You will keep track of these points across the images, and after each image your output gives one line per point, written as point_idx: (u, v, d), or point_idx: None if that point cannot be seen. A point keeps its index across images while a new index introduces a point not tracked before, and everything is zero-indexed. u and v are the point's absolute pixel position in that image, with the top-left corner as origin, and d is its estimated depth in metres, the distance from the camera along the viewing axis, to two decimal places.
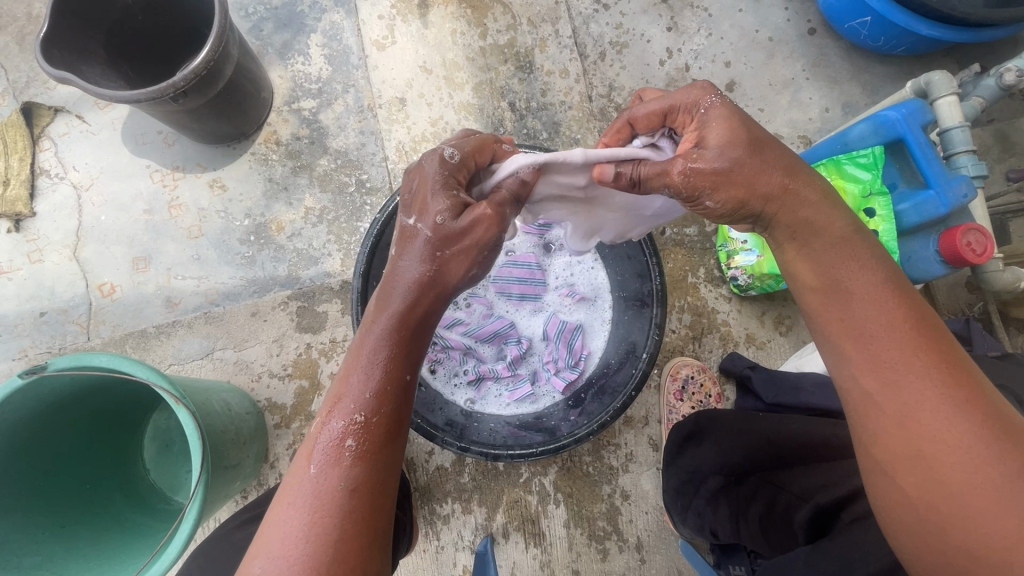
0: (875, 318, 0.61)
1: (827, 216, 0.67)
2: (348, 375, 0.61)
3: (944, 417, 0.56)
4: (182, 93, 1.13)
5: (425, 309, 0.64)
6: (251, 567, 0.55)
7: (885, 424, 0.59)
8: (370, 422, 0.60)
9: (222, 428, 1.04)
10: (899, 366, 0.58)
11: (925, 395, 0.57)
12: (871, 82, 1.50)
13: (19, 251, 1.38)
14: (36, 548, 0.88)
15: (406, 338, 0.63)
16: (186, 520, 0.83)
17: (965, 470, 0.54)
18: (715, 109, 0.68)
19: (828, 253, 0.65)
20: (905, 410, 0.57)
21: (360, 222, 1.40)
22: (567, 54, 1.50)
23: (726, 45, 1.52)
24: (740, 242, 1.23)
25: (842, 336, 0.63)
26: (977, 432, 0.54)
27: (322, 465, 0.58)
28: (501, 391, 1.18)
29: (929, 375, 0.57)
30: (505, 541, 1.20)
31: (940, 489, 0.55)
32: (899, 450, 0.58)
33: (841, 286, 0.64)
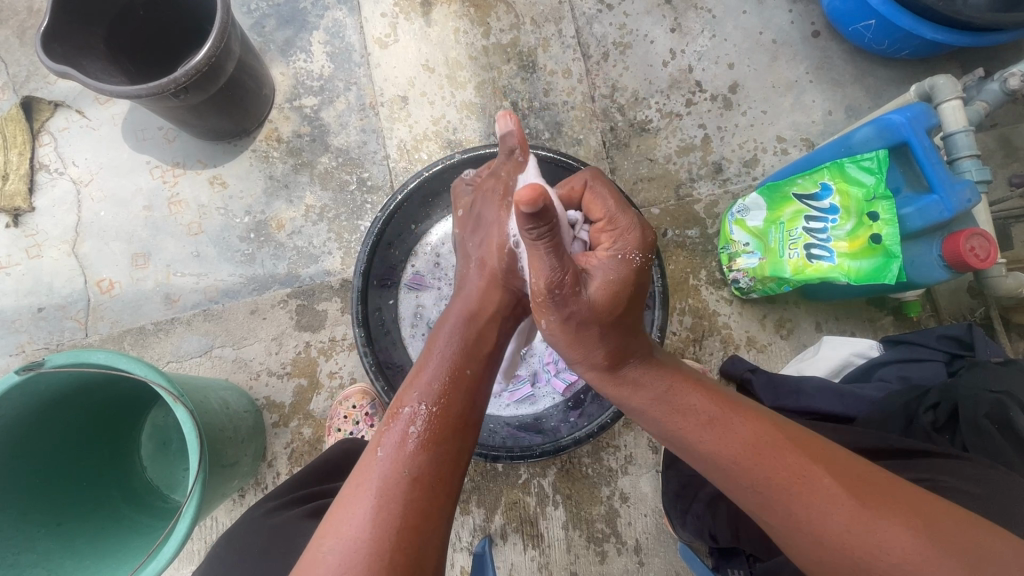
0: (716, 424, 0.65)
1: (649, 376, 0.70)
2: (420, 370, 0.68)
3: (831, 513, 0.55)
4: (183, 88, 1.13)
5: (489, 320, 0.77)
6: (318, 548, 0.53)
7: (782, 519, 0.58)
8: (439, 408, 0.63)
9: (220, 426, 1.03)
10: (761, 462, 0.60)
11: (803, 502, 0.57)
12: (875, 85, 1.49)
13: (17, 246, 1.38)
14: (32, 546, 0.87)
15: (479, 352, 0.72)
16: (184, 517, 0.82)
17: (886, 558, 0.51)
18: (631, 250, 0.67)
19: (676, 420, 0.66)
20: (808, 532, 0.56)
21: (361, 220, 1.39)
22: (569, 54, 1.50)
23: (729, 47, 1.52)
24: (742, 244, 1.22)
25: (717, 475, 0.64)
26: (859, 515, 0.54)
27: (390, 450, 0.59)
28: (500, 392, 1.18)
29: (793, 484, 0.58)
30: (503, 543, 1.19)
31: (856, 561, 0.53)
32: (838, 572, 0.54)
33: (684, 436, 0.66)
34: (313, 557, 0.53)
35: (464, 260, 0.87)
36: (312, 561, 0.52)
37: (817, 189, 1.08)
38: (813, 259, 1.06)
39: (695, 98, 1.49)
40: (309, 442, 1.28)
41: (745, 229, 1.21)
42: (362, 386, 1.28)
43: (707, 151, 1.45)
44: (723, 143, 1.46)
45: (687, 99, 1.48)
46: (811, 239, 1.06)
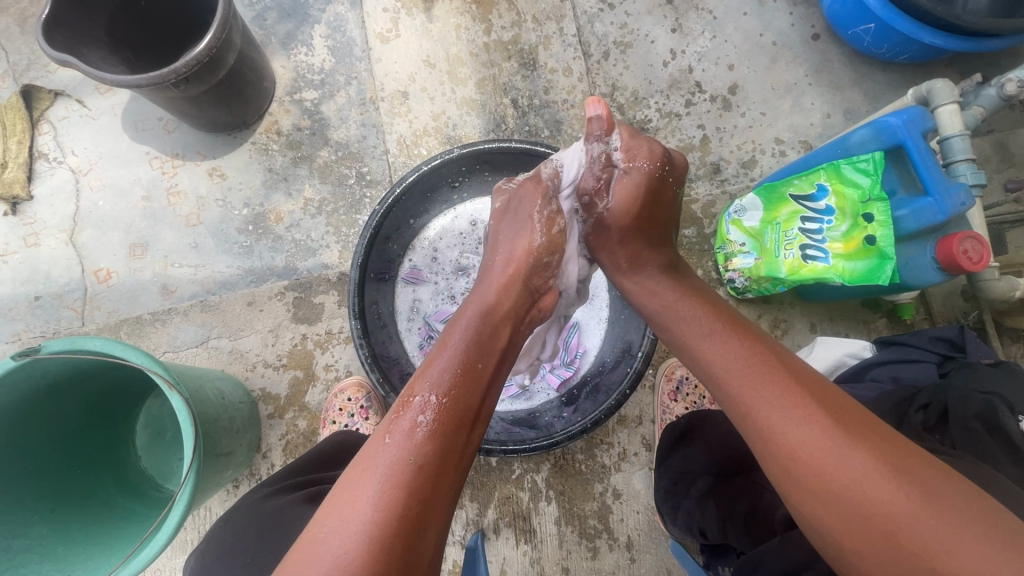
0: (699, 326, 0.73)
1: (665, 286, 0.81)
2: (432, 361, 0.70)
3: (800, 424, 0.58)
4: (183, 79, 1.13)
5: (504, 319, 0.77)
6: (319, 526, 0.55)
7: (754, 424, 0.62)
8: (447, 402, 0.65)
9: (215, 416, 1.03)
10: (747, 373, 0.65)
11: (784, 406, 0.60)
12: (873, 89, 1.50)
13: (15, 235, 1.38)
14: (25, 531, 0.88)
15: (489, 351, 0.72)
16: (177, 506, 0.82)
17: (838, 469, 0.55)
18: (646, 169, 0.85)
19: (674, 316, 0.77)
20: (779, 444, 0.59)
21: (359, 214, 1.39)
22: (570, 52, 1.50)
23: (729, 48, 1.52)
24: (739, 244, 1.23)
25: (707, 372, 0.70)
26: (837, 436, 0.56)
27: (399, 438, 0.61)
28: None
29: (781, 397, 0.61)
30: (495, 537, 1.20)
31: (809, 467, 0.56)
32: (799, 484, 0.57)
33: (691, 340, 0.73)
34: (314, 535, 0.55)
35: (491, 251, 0.87)
36: (312, 540, 0.54)
37: (813, 191, 1.08)
38: (808, 260, 1.07)
39: (695, 98, 1.49)
40: (304, 435, 1.28)
41: (742, 230, 1.22)
42: (357, 379, 1.28)
43: (705, 151, 1.46)
44: (721, 143, 1.47)
45: (686, 99, 1.49)
46: (807, 240, 1.07)
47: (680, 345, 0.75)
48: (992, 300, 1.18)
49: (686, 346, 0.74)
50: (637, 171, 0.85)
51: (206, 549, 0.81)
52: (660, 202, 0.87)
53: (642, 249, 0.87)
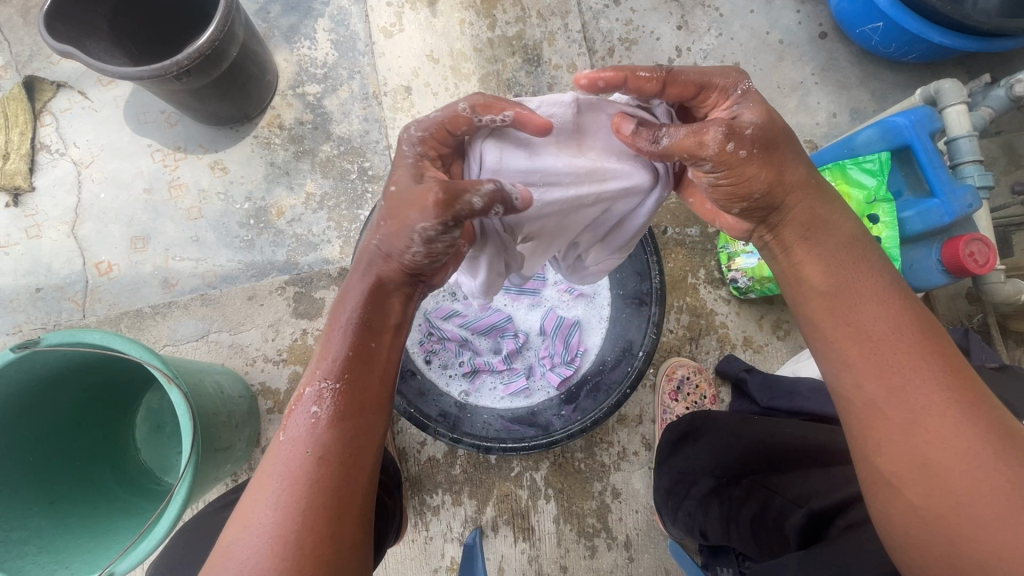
0: (868, 290, 0.62)
1: (838, 220, 0.66)
2: (321, 349, 0.61)
3: (959, 427, 0.55)
4: (185, 72, 1.12)
5: (393, 286, 0.64)
6: (226, 535, 0.56)
7: (896, 413, 0.57)
8: (341, 389, 0.60)
9: (214, 411, 1.03)
10: (909, 361, 0.58)
11: (939, 403, 0.56)
12: (880, 89, 1.49)
13: (17, 226, 1.38)
14: (24, 523, 0.87)
15: (377, 322, 0.63)
16: (175, 500, 0.83)
17: (984, 483, 0.53)
18: (752, 93, 0.65)
19: (837, 255, 0.64)
20: (923, 436, 0.56)
21: (360, 210, 1.39)
22: (575, 48, 1.49)
23: (736, 46, 1.51)
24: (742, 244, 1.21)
25: (847, 328, 0.61)
26: (988, 450, 0.54)
27: (295, 434, 0.58)
28: (497, 384, 1.17)
29: (946, 391, 0.56)
30: (493, 535, 1.20)
31: (940, 473, 0.55)
32: (930, 480, 0.55)
33: (852, 297, 0.62)
34: (226, 542, 0.56)
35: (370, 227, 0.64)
36: (225, 547, 0.55)
37: None
38: None
39: None
40: None
41: None
42: None
43: None
44: None
45: None
46: None
47: (828, 293, 0.63)
48: (997, 303, 1.17)
49: (830, 295, 0.63)
50: (754, 95, 0.65)
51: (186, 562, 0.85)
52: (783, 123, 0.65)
53: (805, 168, 0.65)
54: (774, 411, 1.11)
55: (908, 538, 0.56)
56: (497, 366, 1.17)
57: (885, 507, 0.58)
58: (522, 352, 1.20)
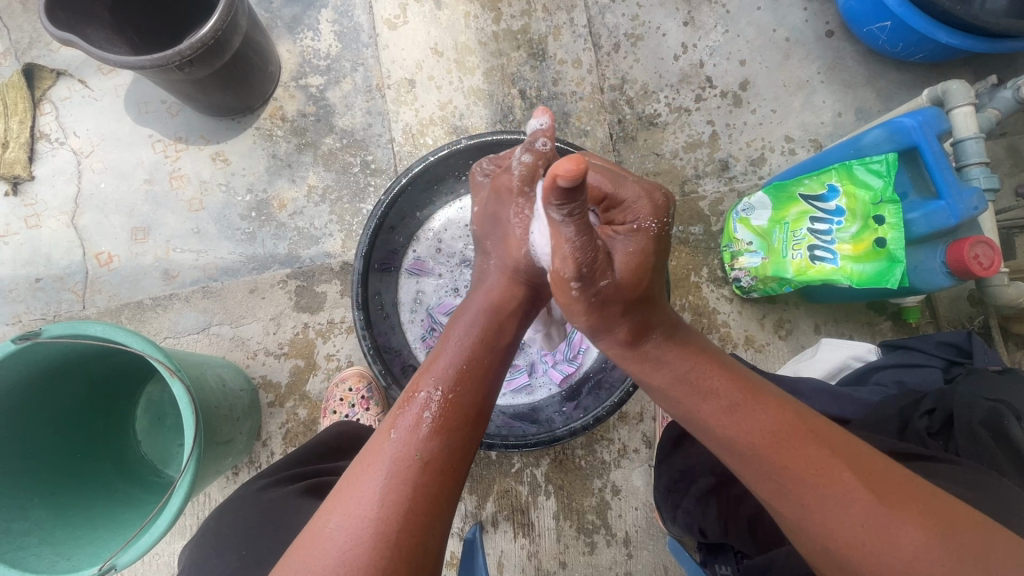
0: (713, 402, 0.61)
1: (672, 353, 0.65)
2: (436, 357, 0.65)
3: (845, 504, 0.54)
4: (188, 62, 1.11)
5: (510, 315, 0.70)
6: (324, 522, 0.54)
7: (789, 508, 0.57)
8: (451, 397, 0.61)
9: (216, 404, 1.02)
10: (777, 455, 0.57)
11: (828, 500, 0.54)
12: (886, 89, 1.48)
13: (16, 216, 1.37)
14: (25, 514, 0.87)
15: (485, 337, 0.67)
16: (177, 493, 0.82)
17: (890, 552, 0.51)
18: (644, 233, 0.62)
19: (673, 387, 0.64)
20: (822, 527, 0.55)
21: (363, 203, 1.38)
22: (580, 43, 1.48)
23: (742, 43, 1.51)
24: (746, 242, 1.20)
25: (725, 445, 0.61)
26: (875, 513, 0.53)
27: (403, 433, 0.59)
28: None
29: (815, 473, 0.55)
30: (493, 530, 1.20)
31: (851, 552, 0.53)
32: (847, 563, 0.54)
33: (702, 414, 0.62)
34: (320, 530, 0.54)
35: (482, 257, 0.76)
36: (314, 537, 0.54)
37: (823, 191, 1.07)
38: (815, 260, 1.05)
39: (705, 94, 1.48)
40: (304, 424, 1.26)
41: (750, 228, 1.19)
42: (359, 369, 1.25)
43: (714, 148, 1.46)
44: (731, 141, 1.46)
45: (697, 94, 1.48)
46: (815, 241, 1.06)
47: (686, 417, 0.64)
48: (999, 306, 1.17)
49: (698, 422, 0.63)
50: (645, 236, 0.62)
51: (197, 543, 0.81)
52: (654, 281, 0.63)
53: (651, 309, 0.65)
54: None
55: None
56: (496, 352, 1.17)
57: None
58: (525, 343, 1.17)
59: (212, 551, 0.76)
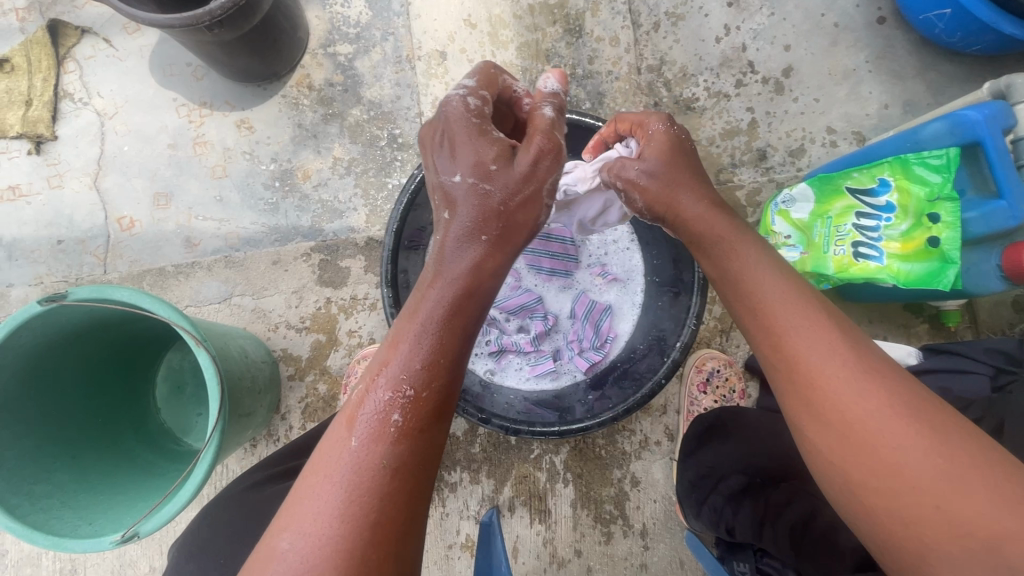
0: (755, 277, 0.65)
1: (731, 226, 0.71)
2: (394, 348, 0.59)
3: (859, 389, 0.54)
4: (218, 22, 1.08)
5: (478, 290, 0.63)
6: (277, 539, 0.51)
7: (800, 387, 0.58)
8: (415, 395, 0.57)
9: (240, 375, 1.01)
10: (804, 334, 0.59)
11: (905, 444, 0.51)
12: (937, 81, 1.41)
13: (39, 175, 1.35)
14: (48, 477, 0.86)
15: (454, 319, 0.61)
16: (201, 464, 0.81)
17: (890, 440, 0.52)
18: (660, 134, 0.80)
19: (719, 260, 0.69)
20: (826, 399, 0.55)
21: (389, 177, 1.35)
22: (619, 21, 1.42)
23: (788, 27, 1.44)
24: (783, 235, 1.15)
25: (792, 382, 0.58)
26: (886, 402, 0.53)
27: (364, 437, 0.55)
28: (523, 365, 1.15)
29: (839, 354, 0.56)
30: (510, 515, 1.19)
31: (851, 427, 0.54)
32: (845, 446, 0.54)
33: (745, 291, 0.65)
34: (273, 548, 0.51)
35: (447, 229, 0.66)
36: (274, 550, 0.51)
37: (874, 185, 1.02)
38: (859, 258, 1.02)
39: (746, 79, 1.43)
40: (324, 399, 1.24)
41: (788, 221, 1.14)
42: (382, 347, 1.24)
43: (753, 136, 1.40)
44: (770, 129, 1.41)
45: (737, 79, 1.43)
46: (861, 237, 1.02)
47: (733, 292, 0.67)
48: None
49: (765, 355, 0.62)
50: (660, 137, 0.80)
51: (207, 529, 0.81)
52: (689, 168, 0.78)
53: (682, 201, 0.74)
54: None
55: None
56: (542, 283, 1.20)
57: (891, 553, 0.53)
58: (582, 248, 1.20)
59: (207, 549, 0.78)
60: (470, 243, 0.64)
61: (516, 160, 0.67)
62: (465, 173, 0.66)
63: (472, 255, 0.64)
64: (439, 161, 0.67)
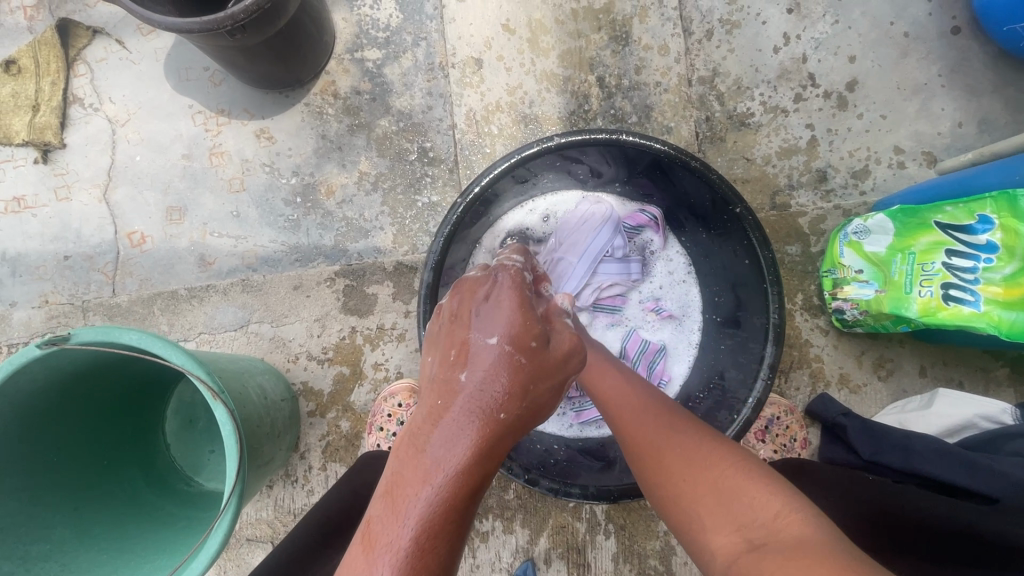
0: (610, 383, 0.74)
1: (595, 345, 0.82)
2: (376, 553, 0.47)
3: (679, 446, 0.65)
4: (240, 27, 0.98)
5: (483, 472, 0.51)
6: None
7: (647, 462, 0.66)
8: None
9: (257, 419, 0.91)
10: (647, 420, 0.69)
11: (676, 437, 0.65)
12: (1017, 98, 1.29)
13: (45, 186, 1.26)
14: (47, 534, 0.79)
15: (457, 506, 0.49)
16: (217, 532, 0.72)
17: (705, 485, 0.60)
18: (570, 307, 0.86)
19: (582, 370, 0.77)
20: (659, 465, 0.64)
21: (418, 195, 1.25)
22: (669, 27, 1.31)
23: (853, 37, 1.32)
24: (854, 270, 1.04)
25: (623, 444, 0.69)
26: (701, 456, 0.63)
27: None
28: (567, 410, 1.05)
29: (670, 428, 0.67)
30: (546, 568, 1.09)
31: (678, 483, 0.62)
32: (683, 505, 0.61)
33: (601, 393, 0.74)
34: None
35: (462, 401, 0.51)
36: None
37: (972, 221, 0.91)
38: (949, 301, 0.91)
39: (806, 93, 1.31)
40: (347, 437, 1.15)
41: (860, 254, 1.03)
42: (410, 382, 1.14)
43: (813, 155, 1.29)
44: (832, 149, 1.29)
45: (797, 92, 1.31)
46: (952, 278, 0.91)
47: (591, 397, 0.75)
48: None
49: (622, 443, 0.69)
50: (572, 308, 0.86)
51: None
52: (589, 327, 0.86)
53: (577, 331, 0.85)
54: (882, 467, 0.96)
55: (717, 559, 0.55)
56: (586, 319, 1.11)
57: (694, 546, 0.59)
58: (647, 272, 1.12)
59: None
60: (483, 414, 0.51)
61: (553, 343, 0.57)
62: (505, 335, 0.53)
63: (476, 437, 0.50)
64: (478, 318, 0.55)
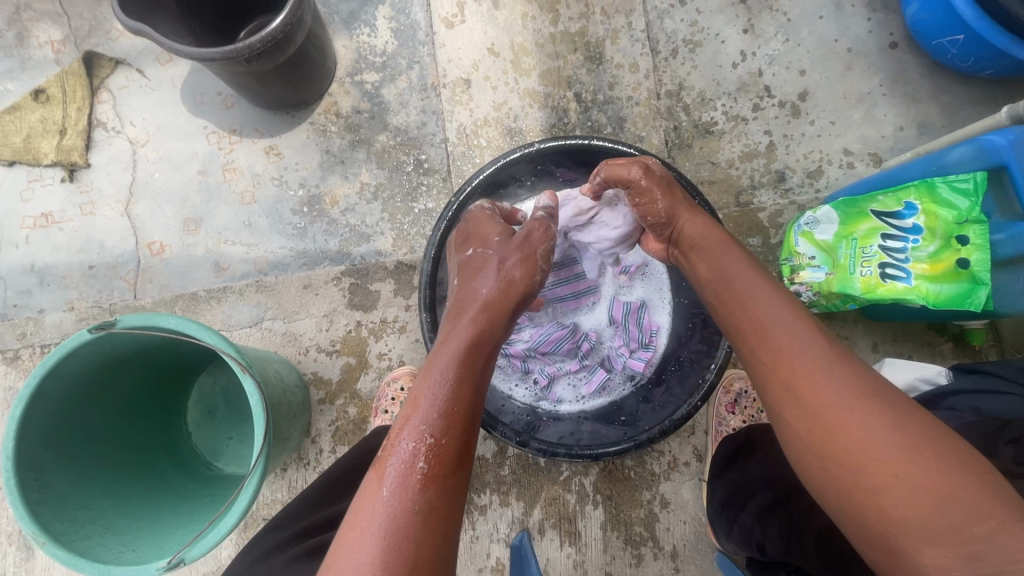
0: (760, 305, 0.70)
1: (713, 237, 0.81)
2: (415, 402, 0.64)
3: (864, 422, 0.57)
4: (255, 56, 1.11)
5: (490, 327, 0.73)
6: None
7: (808, 423, 0.61)
8: (438, 438, 0.61)
9: (279, 399, 1.02)
10: (808, 366, 0.62)
11: (859, 410, 0.58)
12: (951, 103, 1.44)
13: (72, 202, 1.37)
14: (90, 503, 0.87)
15: (473, 355, 0.69)
16: (245, 490, 0.82)
17: (896, 478, 0.54)
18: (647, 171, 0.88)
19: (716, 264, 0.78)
20: (832, 430, 0.59)
21: (415, 202, 1.37)
22: (638, 48, 1.46)
23: (803, 52, 1.48)
24: (808, 256, 1.14)
25: (770, 382, 0.66)
26: (900, 442, 0.56)
27: (393, 486, 0.58)
28: (575, 385, 1.18)
29: (844, 389, 0.60)
30: (540, 537, 1.19)
31: (852, 459, 0.57)
32: (863, 486, 0.56)
33: (750, 317, 0.70)
34: None
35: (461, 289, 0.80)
36: None
37: (900, 208, 1.05)
38: (887, 279, 1.03)
39: (763, 103, 1.46)
40: (354, 423, 1.25)
41: (812, 241, 1.14)
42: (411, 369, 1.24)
43: (771, 158, 1.43)
44: (788, 152, 1.43)
45: (754, 102, 1.46)
46: (887, 258, 1.03)
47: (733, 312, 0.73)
48: None
49: (764, 376, 0.67)
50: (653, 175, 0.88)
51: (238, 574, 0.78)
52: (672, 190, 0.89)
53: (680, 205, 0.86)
54: None
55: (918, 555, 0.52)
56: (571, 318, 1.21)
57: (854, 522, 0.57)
58: None
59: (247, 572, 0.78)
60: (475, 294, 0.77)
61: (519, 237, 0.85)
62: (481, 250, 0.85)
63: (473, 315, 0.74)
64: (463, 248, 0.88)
